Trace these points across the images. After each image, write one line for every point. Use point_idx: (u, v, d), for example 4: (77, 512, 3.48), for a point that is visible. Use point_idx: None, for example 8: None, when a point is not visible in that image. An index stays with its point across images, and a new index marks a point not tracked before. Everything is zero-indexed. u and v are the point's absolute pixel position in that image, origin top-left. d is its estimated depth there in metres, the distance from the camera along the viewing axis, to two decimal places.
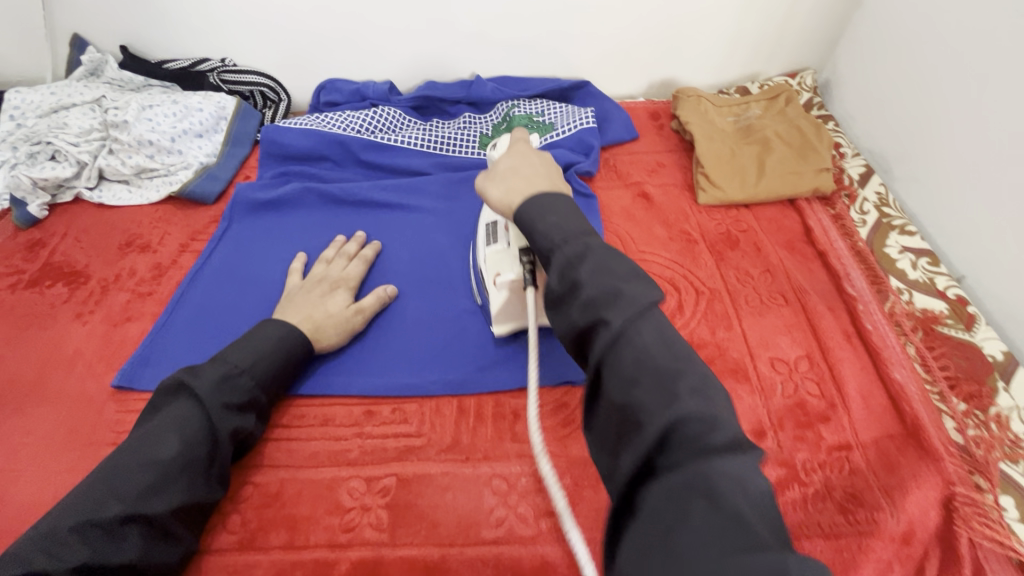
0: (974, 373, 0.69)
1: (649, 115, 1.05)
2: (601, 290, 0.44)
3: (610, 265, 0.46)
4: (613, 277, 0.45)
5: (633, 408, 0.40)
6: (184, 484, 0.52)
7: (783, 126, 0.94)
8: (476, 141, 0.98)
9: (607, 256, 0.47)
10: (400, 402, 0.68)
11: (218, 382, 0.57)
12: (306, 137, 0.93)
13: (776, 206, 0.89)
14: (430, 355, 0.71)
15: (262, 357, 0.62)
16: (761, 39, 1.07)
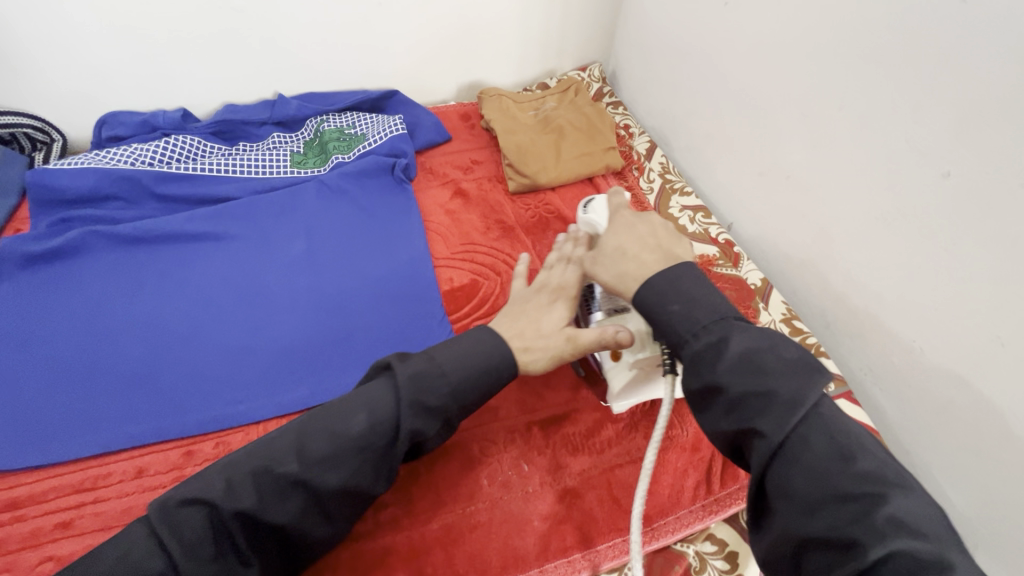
0: (742, 299, 0.84)
1: (460, 117, 1.11)
2: (749, 393, 0.42)
3: (756, 356, 0.44)
4: (758, 373, 0.43)
5: (817, 544, 0.37)
6: (356, 467, 0.49)
7: (574, 114, 1.04)
8: (287, 160, 0.97)
9: (750, 346, 0.45)
10: (224, 435, 0.65)
11: (416, 374, 0.52)
12: (83, 176, 0.84)
13: (578, 185, 0.99)
14: (254, 381, 0.70)
15: (482, 367, 0.55)
16: (549, 38, 1.18)
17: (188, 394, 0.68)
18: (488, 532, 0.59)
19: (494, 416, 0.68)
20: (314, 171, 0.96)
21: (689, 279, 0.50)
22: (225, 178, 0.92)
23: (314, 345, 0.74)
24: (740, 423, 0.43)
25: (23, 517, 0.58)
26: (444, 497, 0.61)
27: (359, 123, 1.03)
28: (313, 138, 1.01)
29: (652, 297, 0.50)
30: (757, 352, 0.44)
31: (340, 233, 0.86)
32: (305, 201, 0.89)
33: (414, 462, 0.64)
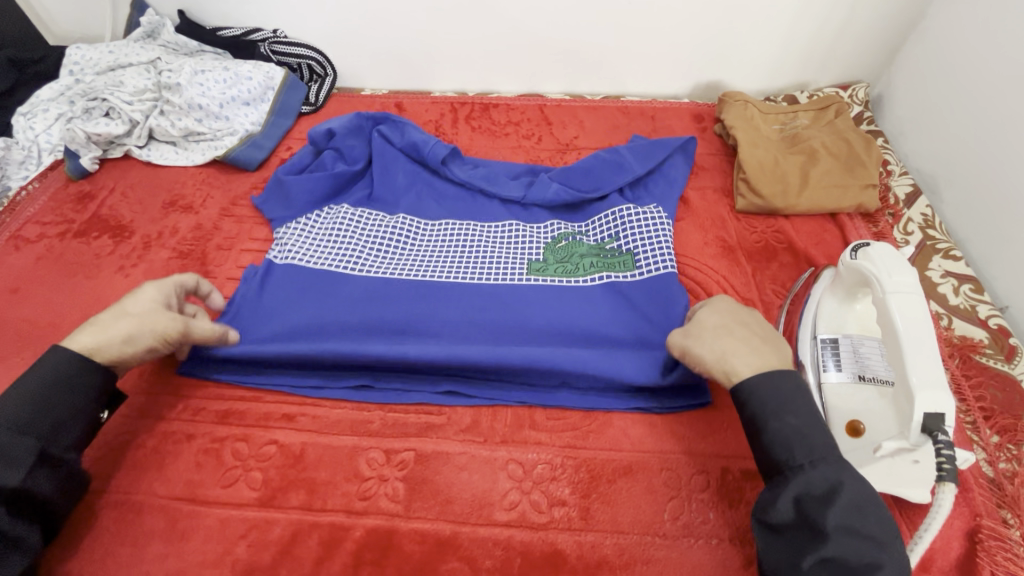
0: (1011, 406, 0.68)
1: (692, 117, 1.04)
2: (848, 549, 0.43)
3: (862, 502, 0.44)
4: (864, 525, 0.44)
5: None
6: None
7: (831, 137, 0.91)
8: (523, 266, 0.77)
9: (861, 493, 0.45)
10: (438, 408, 0.66)
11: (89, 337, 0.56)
12: (309, 223, 0.81)
13: (817, 219, 0.87)
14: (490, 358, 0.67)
15: (43, 403, 0.52)
16: (816, 45, 1.04)
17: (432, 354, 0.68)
18: (664, 569, 0.55)
19: (689, 448, 0.63)
20: (554, 282, 0.74)
21: (787, 385, 0.51)
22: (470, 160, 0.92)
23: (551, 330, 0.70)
24: None
25: (260, 398, 0.66)
26: (621, 516, 0.58)
27: (628, 234, 0.79)
28: (558, 242, 0.80)
29: (756, 408, 0.50)
30: (859, 508, 0.44)
31: (575, 348, 0.67)
32: (537, 327, 0.70)
33: (595, 467, 0.61)
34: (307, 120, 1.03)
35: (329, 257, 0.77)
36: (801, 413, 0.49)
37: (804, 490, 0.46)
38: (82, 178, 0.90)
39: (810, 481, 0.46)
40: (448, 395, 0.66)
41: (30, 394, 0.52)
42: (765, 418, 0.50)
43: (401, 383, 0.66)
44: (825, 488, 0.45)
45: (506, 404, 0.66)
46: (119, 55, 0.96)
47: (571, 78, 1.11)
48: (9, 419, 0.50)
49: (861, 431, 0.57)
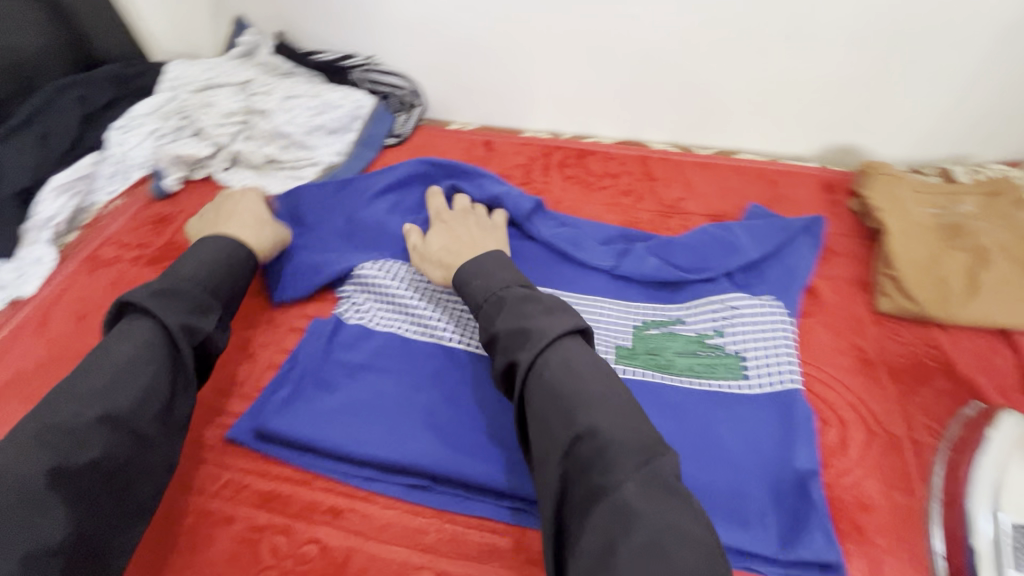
0: None
1: (821, 186, 0.89)
2: (597, 468, 0.41)
3: (605, 445, 0.42)
4: (620, 451, 0.41)
5: None
6: (107, 437, 0.47)
7: (1004, 234, 0.75)
8: (609, 350, 0.67)
9: (620, 426, 0.43)
10: (504, 527, 0.56)
11: (160, 294, 0.56)
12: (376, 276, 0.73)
13: (984, 334, 0.70)
14: None
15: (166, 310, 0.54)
16: (985, 114, 0.87)
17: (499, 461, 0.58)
18: None
19: None
20: (642, 377, 0.65)
21: (568, 354, 0.48)
22: (555, 218, 0.82)
23: None
24: (596, 498, 0.40)
25: (309, 482, 0.59)
26: None
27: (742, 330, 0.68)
28: (649, 329, 0.70)
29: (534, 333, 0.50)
30: (628, 435, 0.43)
31: None
32: None
33: None
34: (391, 153, 0.98)
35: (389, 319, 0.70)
36: (575, 367, 0.47)
37: (507, 346, 0.51)
38: (163, 198, 0.88)
39: (509, 359, 0.50)
40: (517, 512, 0.56)
41: (108, 367, 0.50)
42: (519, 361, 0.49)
43: (464, 490, 0.57)
44: (513, 334, 0.51)
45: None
46: (215, 74, 0.94)
47: (679, 128, 0.99)
48: (146, 332, 0.53)
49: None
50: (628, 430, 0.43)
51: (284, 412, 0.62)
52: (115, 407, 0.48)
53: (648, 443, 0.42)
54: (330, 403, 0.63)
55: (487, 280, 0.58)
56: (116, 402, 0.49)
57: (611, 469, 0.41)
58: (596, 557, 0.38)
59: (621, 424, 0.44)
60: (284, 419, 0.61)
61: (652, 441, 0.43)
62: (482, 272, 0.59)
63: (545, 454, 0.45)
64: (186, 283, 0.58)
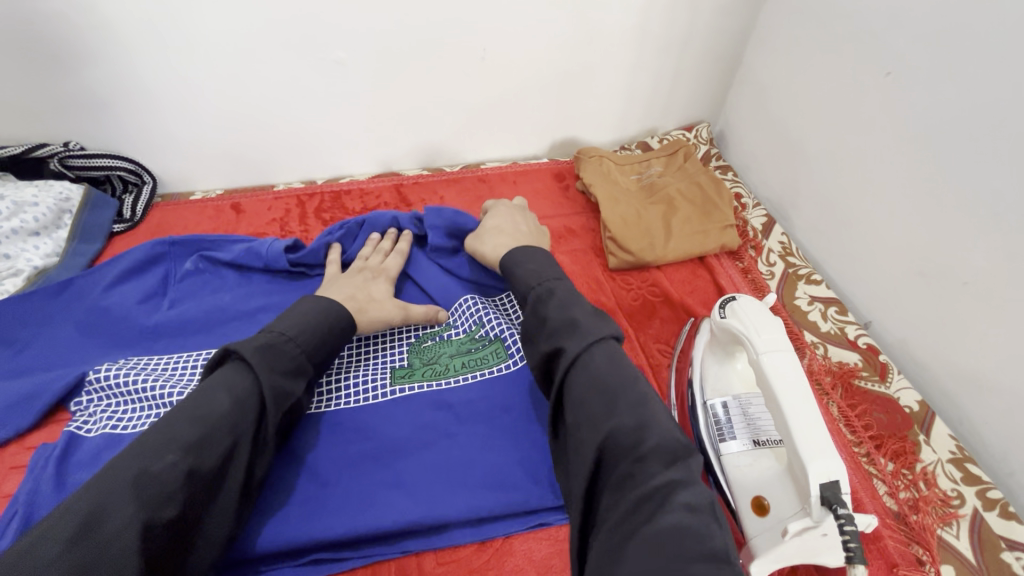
0: (896, 428, 0.69)
1: (553, 176, 1.02)
2: (626, 437, 0.44)
3: (627, 406, 0.46)
4: (645, 416, 0.46)
5: None
6: (194, 492, 0.45)
7: (684, 183, 0.93)
8: (386, 372, 0.68)
9: (636, 397, 0.47)
10: None
11: (264, 347, 0.52)
12: (111, 379, 0.66)
13: (687, 265, 0.87)
14: (356, 508, 0.57)
15: (271, 365, 0.52)
16: (654, 94, 1.08)
17: (281, 523, 0.55)
18: None
19: None
20: (424, 388, 0.67)
21: (604, 349, 0.51)
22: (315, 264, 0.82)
23: (428, 454, 0.61)
24: (615, 464, 0.44)
25: None
26: None
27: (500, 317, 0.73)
28: (423, 342, 0.72)
29: (556, 315, 0.54)
30: (625, 401, 0.47)
31: (457, 469, 0.60)
32: (411, 462, 0.61)
33: None
34: (123, 239, 0.89)
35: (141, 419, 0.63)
36: (612, 362, 0.50)
37: (552, 340, 0.52)
38: None
39: (553, 351, 0.52)
40: (314, 564, 0.55)
41: (214, 403, 0.48)
42: (583, 371, 0.49)
43: (249, 565, 0.54)
44: (565, 326, 0.52)
45: (387, 559, 0.56)
46: None
47: (424, 151, 1.06)
48: (248, 377, 0.51)
49: (765, 508, 0.53)
50: (603, 391, 0.47)
51: None
52: (199, 461, 0.45)
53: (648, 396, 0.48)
54: None
55: (543, 268, 0.62)
56: (202, 457, 0.46)
57: (644, 450, 0.43)
58: (624, 536, 0.40)
59: (603, 377, 0.48)
60: None
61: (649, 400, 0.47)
62: (532, 258, 0.63)
63: (580, 442, 0.46)
64: (269, 330, 0.55)
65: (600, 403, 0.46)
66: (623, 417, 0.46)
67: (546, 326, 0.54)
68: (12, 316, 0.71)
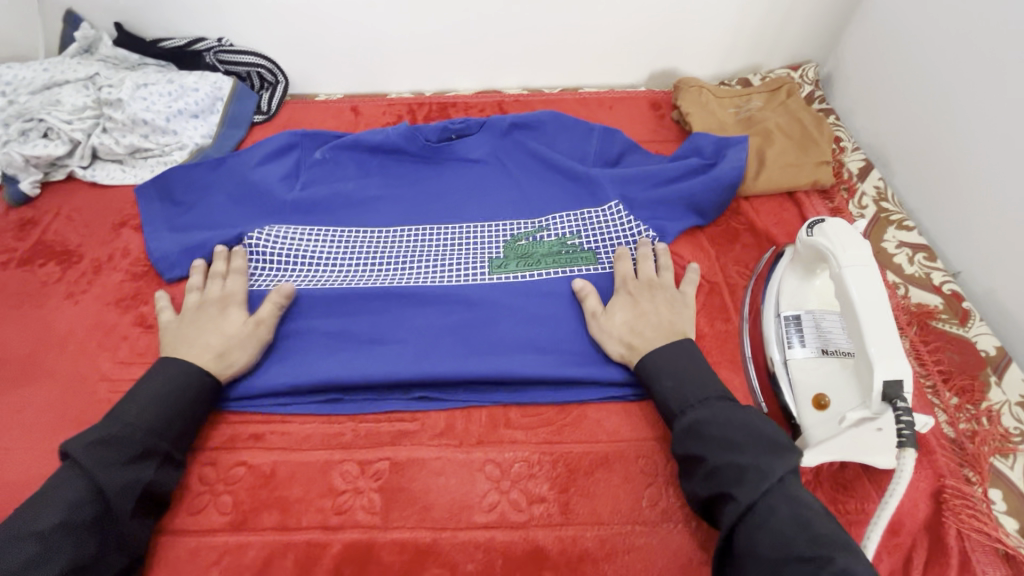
0: (967, 367, 0.70)
1: (650, 105, 1.04)
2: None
3: (805, 538, 0.46)
4: (830, 556, 0.44)
5: None
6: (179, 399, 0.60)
7: (784, 118, 0.93)
8: (484, 264, 0.77)
9: (818, 528, 0.46)
10: (411, 415, 0.66)
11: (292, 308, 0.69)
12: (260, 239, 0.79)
13: (776, 198, 0.88)
14: (457, 361, 0.67)
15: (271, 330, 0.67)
16: (764, 27, 1.06)
17: (396, 363, 0.66)
18: (644, 556, 0.55)
19: (660, 434, 0.63)
20: (518, 278, 0.75)
21: (735, 420, 0.54)
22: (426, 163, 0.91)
23: (519, 329, 0.70)
24: None
25: (224, 417, 0.66)
26: (600, 506, 0.58)
27: (590, 229, 0.81)
28: (518, 241, 0.80)
29: (699, 424, 0.55)
30: (803, 530, 0.46)
31: (544, 344, 0.69)
32: (504, 333, 0.70)
33: (572, 462, 0.61)
34: (259, 130, 1.01)
35: (282, 277, 0.77)
36: (790, 499, 0.48)
37: (714, 487, 0.52)
38: (23, 204, 0.88)
39: (718, 492, 0.51)
40: (421, 401, 0.66)
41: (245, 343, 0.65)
42: (752, 507, 0.49)
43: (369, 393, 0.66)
44: (733, 474, 0.51)
45: (480, 406, 0.66)
46: (55, 73, 0.92)
47: (524, 72, 1.10)
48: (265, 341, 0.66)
49: (825, 404, 0.60)
50: (785, 534, 0.46)
51: None
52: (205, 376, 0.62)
53: (847, 543, 0.46)
54: None
55: (691, 386, 0.59)
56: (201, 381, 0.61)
57: None
58: None
59: (790, 530, 0.46)
60: None
61: (833, 534, 0.46)
62: (676, 373, 0.60)
63: None
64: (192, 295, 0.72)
65: (780, 544, 0.46)
66: (824, 562, 0.44)
67: (706, 468, 0.53)
68: (182, 181, 0.86)
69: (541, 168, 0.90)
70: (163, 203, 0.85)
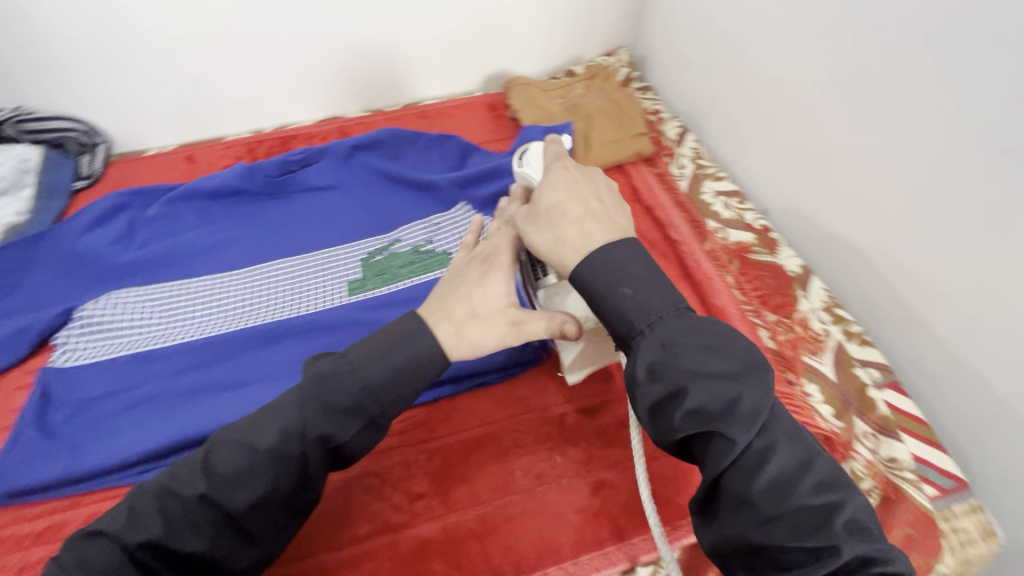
0: (780, 287, 0.81)
1: (486, 107, 1.10)
2: (821, 515, 0.39)
3: (801, 471, 0.40)
4: (826, 482, 0.40)
5: None
6: None
7: (602, 100, 1.02)
8: (342, 287, 0.79)
9: (810, 454, 0.41)
10: None
11: (320, 377, 0.47)
12: (96, 311, 0.75)
13: (608, 173, 0.97)
14: None
15: (268, 424, 0.46)
16: (574, 22, 1.15)
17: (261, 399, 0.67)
18: (524, 523, 0.58)
19: (528, 406, 0.67)
20: (376, 293, 0.77)
21: (711, 339, 0.44)
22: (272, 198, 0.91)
23: None
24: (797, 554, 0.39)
25: (75, 504, 0.62)
26: (478, 487, 0.61)
27: (440, 233, 0.84)
28: (374, 256, 0.82)
29: (676, 352, 0.43)
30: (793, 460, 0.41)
31: None
32: None
33: (448, 452, 0.63)
34: (84, 195, 0.95)
35: (123, 343, 0.73)
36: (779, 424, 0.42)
37: (699, 425, 0.41)
38: None
39: (701, 430, 0.42)
40: None
41: (190, 456, 0.46)
42: (751, 448, 0.41)
43: None
44: (721, 408, 0.41)
45: None
46: None
47: (362, 94, 1.12)
48: (216, 467, 0.45)
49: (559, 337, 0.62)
50: (778, 473, 0.40)
51: (25, 464, 0.63)
52: (158, 532, 0.43)
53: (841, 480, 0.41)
54: (77, 435, 0.65)
55: (654, 298, 0.46)
56: (157, 544, 0.43)
57: (845, 530, 0.39)
58: None
59: (785, 476, 0.40)
60: (25, 471, 0.63)
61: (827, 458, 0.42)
62: (629, 282, 0.46)
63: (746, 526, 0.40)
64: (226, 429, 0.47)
65: (773, 484, 0.40)
66: (828, 496, 0.39)
67: (688, 402, 0.42)
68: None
69: (388, 183, 0.92)
70: None
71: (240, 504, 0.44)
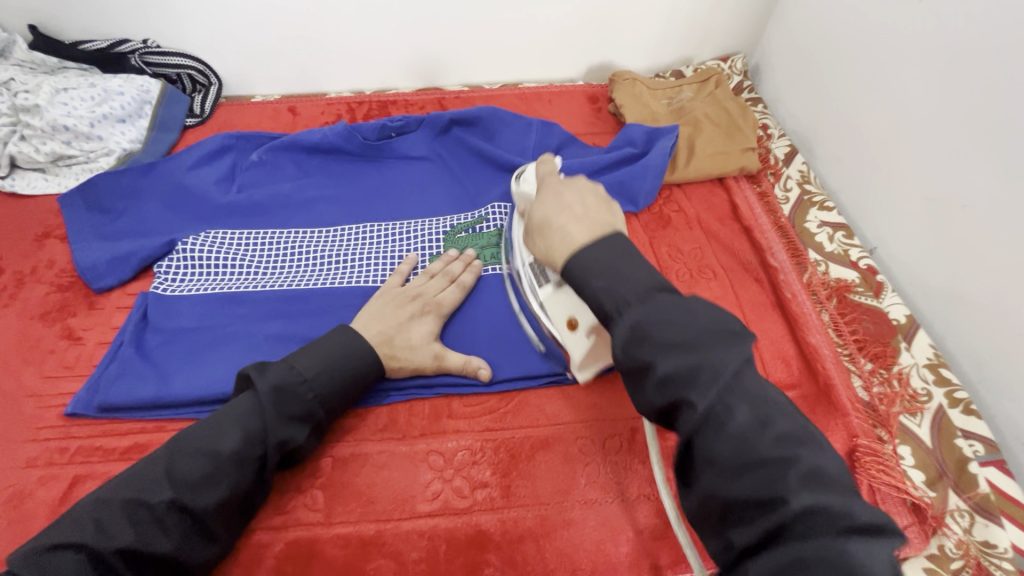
0: (881, 335, 0.75)
1: (587, 99, 1.07)
2: (681, 365, 0.39)
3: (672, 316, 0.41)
4: (696, 327, 0.40)
5: (737, 500, 0.37)
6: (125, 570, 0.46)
7: (712, 107, 0.97)
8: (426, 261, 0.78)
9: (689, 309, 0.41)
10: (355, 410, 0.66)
11: (277, 388, 0.55)
12: (194, 248, 0.77)
13: (706, 185, 0.93)
14: None
15: (276, 407, 0.55)
16: (693, 22, 1.09)
17: None
18: (582, 531, 0.58)
19: (599, 414, 0.65)
20: None
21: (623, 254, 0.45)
22: (365, 161, 0.91)
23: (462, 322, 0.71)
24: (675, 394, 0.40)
25: (162, 428, 0.65)
26: (541, 488, 0.60)
27: None
28: (459, 233, 0.81)
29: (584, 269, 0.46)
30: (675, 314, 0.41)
31: (484, 337, 0.70)
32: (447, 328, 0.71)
33: (512, 446, 0.63)
34: (192, 133, 0.98)
35: (217, 282, 0.76)
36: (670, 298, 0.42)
37: (668, 389, 0.40)
38: None
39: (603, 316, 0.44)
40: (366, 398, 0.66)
41: (201, 433, 0.53)
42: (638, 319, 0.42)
43: None
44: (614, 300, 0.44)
45: (424, 399, 0.67)
46: None
47: (464, 69, 1.11)
48: (232, 444, 0.52)
49: (575, 324, 0.60)
50: (666, 334, 0.40)
51: (116, 384, 0.66)
52: (190, 499, 0.50)
53: (804, 433, 0.39)
54: (165, 364, 0.68)
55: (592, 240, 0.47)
56: (183, 512, 0.49)
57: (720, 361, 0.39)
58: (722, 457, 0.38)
59: (750, 430, 0.38)
60: (116, 390, 0.66)
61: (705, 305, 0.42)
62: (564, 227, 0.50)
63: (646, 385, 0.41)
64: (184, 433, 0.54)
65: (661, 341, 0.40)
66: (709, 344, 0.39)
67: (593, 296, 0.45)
68: (109, 189, 0.83)
69: (481, 163, 0.91)
70: (90, 211, 0.82)
71: (208, 503, 0.50)
